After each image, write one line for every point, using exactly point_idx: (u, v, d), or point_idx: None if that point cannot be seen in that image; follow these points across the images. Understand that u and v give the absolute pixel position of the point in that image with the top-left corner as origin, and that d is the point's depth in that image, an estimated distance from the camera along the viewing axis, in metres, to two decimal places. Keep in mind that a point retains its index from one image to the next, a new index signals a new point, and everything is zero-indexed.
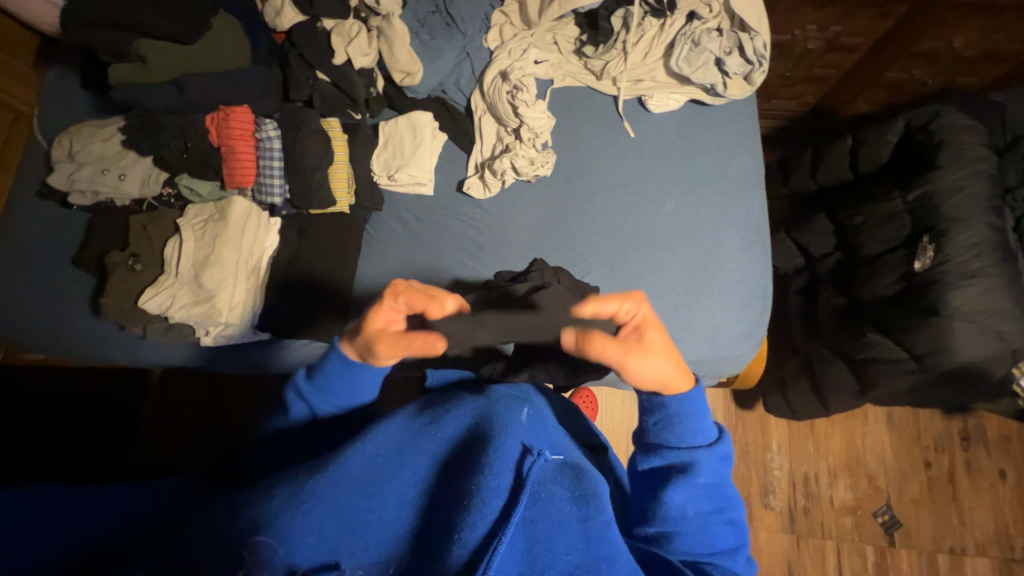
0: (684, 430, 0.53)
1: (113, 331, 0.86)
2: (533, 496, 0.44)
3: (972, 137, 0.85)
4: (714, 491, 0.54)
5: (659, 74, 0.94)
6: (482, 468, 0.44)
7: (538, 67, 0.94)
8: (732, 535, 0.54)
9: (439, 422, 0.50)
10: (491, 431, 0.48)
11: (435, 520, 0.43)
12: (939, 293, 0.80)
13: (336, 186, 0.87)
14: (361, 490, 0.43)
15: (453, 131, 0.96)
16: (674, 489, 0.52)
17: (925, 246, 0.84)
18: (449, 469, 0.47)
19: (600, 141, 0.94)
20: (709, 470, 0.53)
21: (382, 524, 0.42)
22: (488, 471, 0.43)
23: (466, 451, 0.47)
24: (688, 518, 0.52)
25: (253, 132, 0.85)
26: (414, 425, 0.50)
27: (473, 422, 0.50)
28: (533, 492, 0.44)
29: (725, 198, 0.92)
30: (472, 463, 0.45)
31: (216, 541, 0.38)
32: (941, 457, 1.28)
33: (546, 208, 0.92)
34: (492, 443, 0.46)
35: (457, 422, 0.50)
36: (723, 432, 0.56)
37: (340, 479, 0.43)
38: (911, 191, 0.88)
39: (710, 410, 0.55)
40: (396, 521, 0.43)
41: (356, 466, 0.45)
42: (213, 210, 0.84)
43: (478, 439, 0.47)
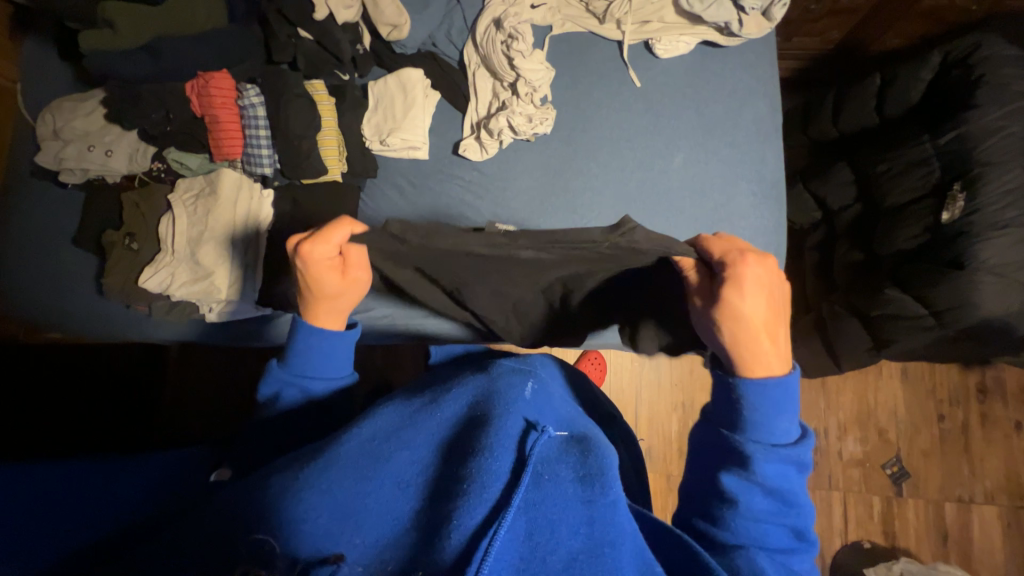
0: (752, 422, 0.47)
1: (120, 311, 0.87)
2: (536, 474, 0.44)
3: (1017, 70, 0.77)
4: (778, 492, 0.46)
5: (668, 14, 0.85)
6: (481, 449, 0.44)
7: (535, 11, 0.87)
8: (791, 540, 0.46)
9: (440, 401, 0.52)
10: (491, 411, 0.49)
11: (433, 501, 0.43)
12: (967, 245, 0.75)
13: (326, 153, 0.84)
14: (356, 475, 0.44)
15: (446, 88, 0.90)
16: (726, 477, 0.46)
17: (955, 195, 0.78)
18: (448, 447, 0.47)
19: (602, 93, 0.88)
20: (771, 468, 0.46)
21: (379, 504, 0.43)
22: (487, 451, 0.44)
23: (466, 427, 0.48)
24: (737, 513, 0.45)
25: (235, 98, 0.80)
26: (415, 406, 0.52)
27: (472, 402, 0.51)
28: (536, 473, 0.45)
29: (739, 150, 0.85)
30: (471, 441, 0.46)
31: (224, 530, 0.40)
32: (955, 410, 1.27)
33: (545, 169, 0.87)
34: (491, 423, 0.47)
35: (456, 402, 0.52)
36: (800, 435, 0.48)
37: (338, 464, 0.44)
38: (942, 134, 0.81)
39: (792, 409, 0.47)
40: (392, 502, 0.43)
41: (357, 447, 0.46)
42: (203, 184, 0.82)
43: (477, 417, 0.49)
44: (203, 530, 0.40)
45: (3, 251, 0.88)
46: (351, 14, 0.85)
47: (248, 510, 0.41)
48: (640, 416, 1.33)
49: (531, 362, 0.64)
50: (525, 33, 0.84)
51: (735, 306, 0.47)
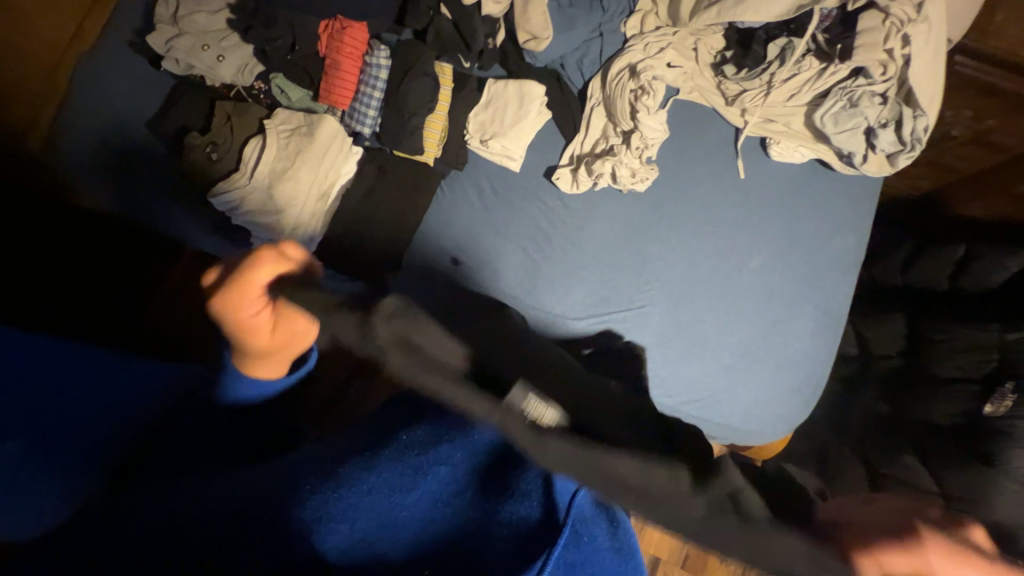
0: None
1: (165, 210, 0.84)
2: (576, 529, 0.44)
3: None
4: None
5: (796, 121, 0.86)
6: (518, 491, 0.47)
7: (669, 70, 0.88)
8: None
9: (477, 424, 0.51)
10: (525, 453, 0.50)
11: (473, 530, 0.44)
12: (1001, 446, 0.76)
13: (427, 135, 0.84)
14: (395, 485, 0.45)
15: (559, 111, 0.90)
16: None
17: (1006, 393, 0.79)
18: (480, 472, 0.49)
19: (705, 171, 0.88)
20: None
21: (413, 516, 0.44)
22: (523, 495, 0.46)
23: (502, 462, 0.49)
24: None
25: (363, 53, 0.81)
26: (449, 421, 0.52)
27: (507, 435, 0.52)
28: (577, 529, 0.45)
29: (815, 274, 0.86)
30: (509, 478, 0.48)
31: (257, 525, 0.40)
32: None
33: (626, 224, 0.87)
34: (527, 467, 0.48)
35: (492, 430, 0.52)
36: None
37: (378, 469, 0.46)
38: (1014, 331, 0.82)
39: None
40: (429, 518, 0.44)
41: (399, 457, 0.47)
42: (301, 122, 0.81)
43: (513, 454, 0.50)
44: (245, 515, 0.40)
45: (71, 110, 0.85)
46: (498, 9, 0.87)
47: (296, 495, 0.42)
48: None
49: None
50: (656, 90, 0.85)
51: None
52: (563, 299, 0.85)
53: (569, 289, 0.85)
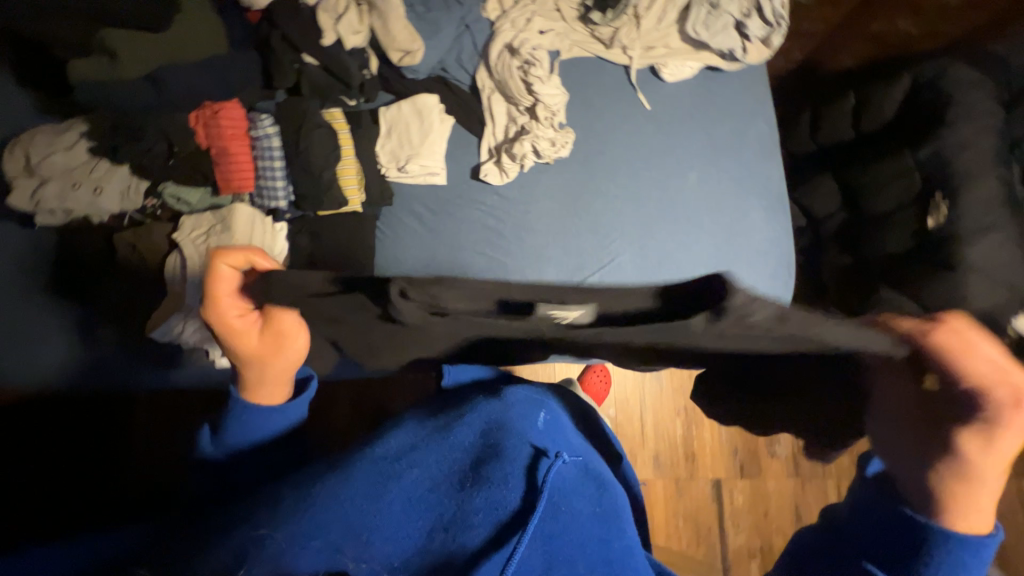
0: None
1: (95, 367, 0.75)
2: (553, 504, 0.53)
3: (982, 94, 0.83)
4: None
5: (673, 41, 0.90)
6: (498, 476, 0.54)
7: (544, 37, 0.92)
8: None
9: (453, 428, 0.60)
10: (504, 442, 0.57)
11: (454, 519, 0.50)
12: (954, 248, 0.81)
13: (346, 185, 0.80)
14: (368, 493, 0.50)
15: (459, 112, 0.89)
16: None
17: (938, 203, 0.84)
18: (458, 467, 0.56)
19: (615, 115, 0.91)
20: None
21: (385, 521, 0.48)
22: (500, 481, 0.53)
23: (481, 455, 0.57)
24: None
25: (247, 129, 0.76)
26: (428, 429, 0.60)
27: (483, 433, 0.59)
28: (556, 506, 0.53)
29: (746, 168, 0.90)
30: (487, 468, 0.55)
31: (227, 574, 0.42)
32: None
33: (565, 192, 0.88)
34: (505, 455, 0.56)
35: (469, 430, 0.60)
36: None
37: (349, 480, 0.51)
38: (922, 148, 0.87)
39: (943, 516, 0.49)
40: (404, 518, 0.50)
41: (370, 472, 0.53)
42: (213, 220, 0.76)
43: (492, 447, 0.57)
44: (217, 569, 0.42)
45: None
46: (360, 38, 0.85)
47: (245, 540, 0.44)
48: (647, 424, 1.36)
49: (544, 393, 0.72)
50: (541, 59, 0.87)
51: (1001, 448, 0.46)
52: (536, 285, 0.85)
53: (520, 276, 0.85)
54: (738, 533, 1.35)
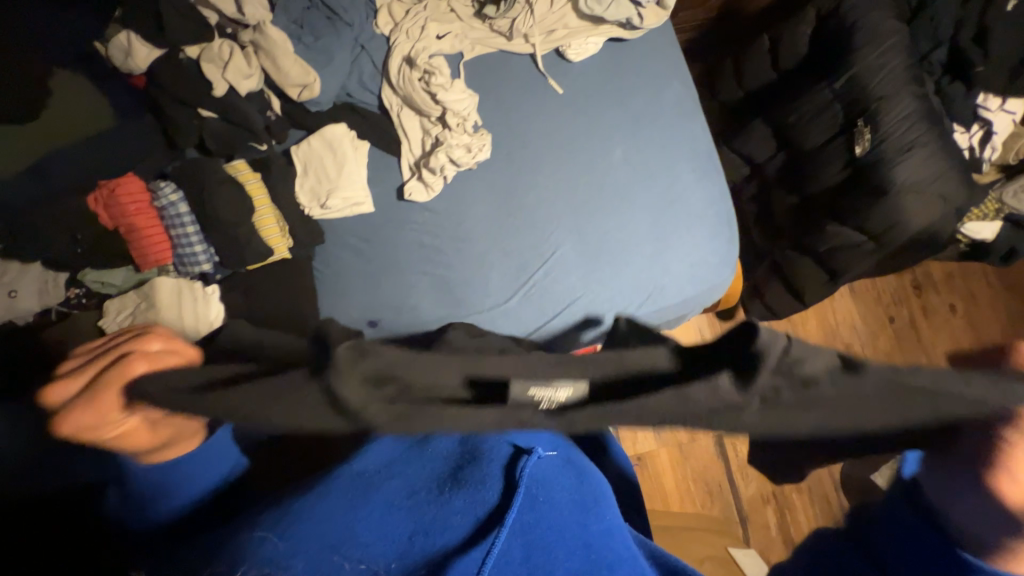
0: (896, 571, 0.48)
1: None
2: (529, 497, 0.53)
3: (883, 13, 0.83)
4: None
5: (571, 20, 0.89)
6: (477, 479, 0.54)
7: (442, 42, 0.90)
8: None
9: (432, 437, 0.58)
10: (483, 446, 0.57)
11: (434, 523, 0.50)
12: (884, 172, 0.80)
13: (268, 233, 0.79)
14: (346, 505, 0.49)
15: (372, 135, 0.87)
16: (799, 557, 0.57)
17: (862, 131, 0.83)
18: (440, 471, 0.55)
19: (530, 106, 0.90)
20: None
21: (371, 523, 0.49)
22: (478, 483, 0.53)
23: (460, 460, 0.56)
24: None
25: (149, 201, 0.74)
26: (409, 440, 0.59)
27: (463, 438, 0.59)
28: (534, 498, 0.53)
29: (668, 133, 0.89)
30: (466, 472, 0.55)
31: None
32: (901, 310, 1.50)
33: (494, 194, 0.87)
34: (484, 458, 0.56)
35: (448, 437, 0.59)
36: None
37: (328, 495, 0.50)
38: (838, 78, 0.86)
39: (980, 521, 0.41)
40: (383, 525, 0.49)
41: (350, 484, 0.52)
42: (138, 298, 0.74)
43: (472, 451, 0.57)
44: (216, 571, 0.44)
45: None
46: (255, 82, 0.83)
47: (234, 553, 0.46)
48: None
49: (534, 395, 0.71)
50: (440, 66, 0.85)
51: None
52: (484, 292, 0.84)
53: (466, 286, 0.84)
54: (749, 484, 1.38)
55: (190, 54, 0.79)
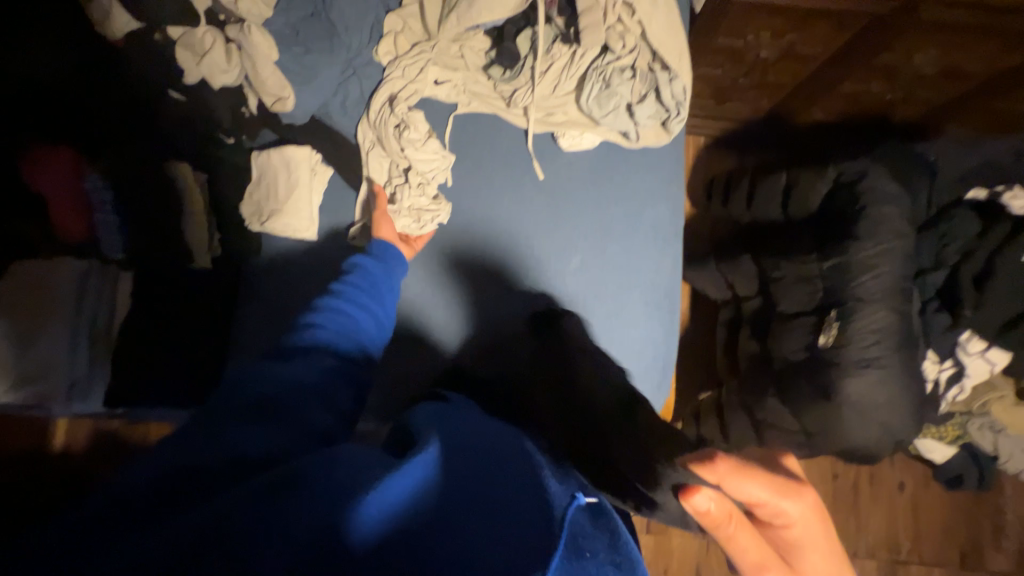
0: None
1: None
2: (573, 537, 0.39)
3: (896, 209, 0.76)
4: None
5: (572, 110, 0.82)
6: (513, 471, 0.45)
7: (438, 88, 0.84)
8: None
9: (462, 419, 0.54)
10: (516, 452, 0.49)
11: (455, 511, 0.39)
12: (832, 378, 0.75)
13: (196, 234, 0.77)
14: (361, 469, 0.42)
15: (336, 162, 0.83)
16: None
17: (830, 322, 0.77)
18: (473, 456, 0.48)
19: (504, 183, 0.85)
20: None
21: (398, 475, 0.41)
22: (517, 482, 0.44)
23: (500, 457, 0.48)
24: None
25: (79, 182, 0.72)
26: (443, 418, 0.54)
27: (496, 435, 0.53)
28: (577, 541, 0.39)
29: (634, 256, 0.84)
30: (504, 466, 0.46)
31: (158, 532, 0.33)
32: (849, 470, 1.44)
33: (440, 263, 0.83)
34: (518, 462, 0.47)
35: (475, 424, 0.54)
36: None
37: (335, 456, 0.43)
38: (828, 258, 0.79)
39: None
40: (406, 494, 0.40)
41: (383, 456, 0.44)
42: (38, 273, 0.73)
43: (509, 452, 0.50)
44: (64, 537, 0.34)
45: None
46: (231, 78, 0.78)
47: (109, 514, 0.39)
48: None
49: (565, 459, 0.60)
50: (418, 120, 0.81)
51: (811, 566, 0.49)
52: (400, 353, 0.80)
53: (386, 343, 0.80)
54: None
55: (171, 33, 0.75)
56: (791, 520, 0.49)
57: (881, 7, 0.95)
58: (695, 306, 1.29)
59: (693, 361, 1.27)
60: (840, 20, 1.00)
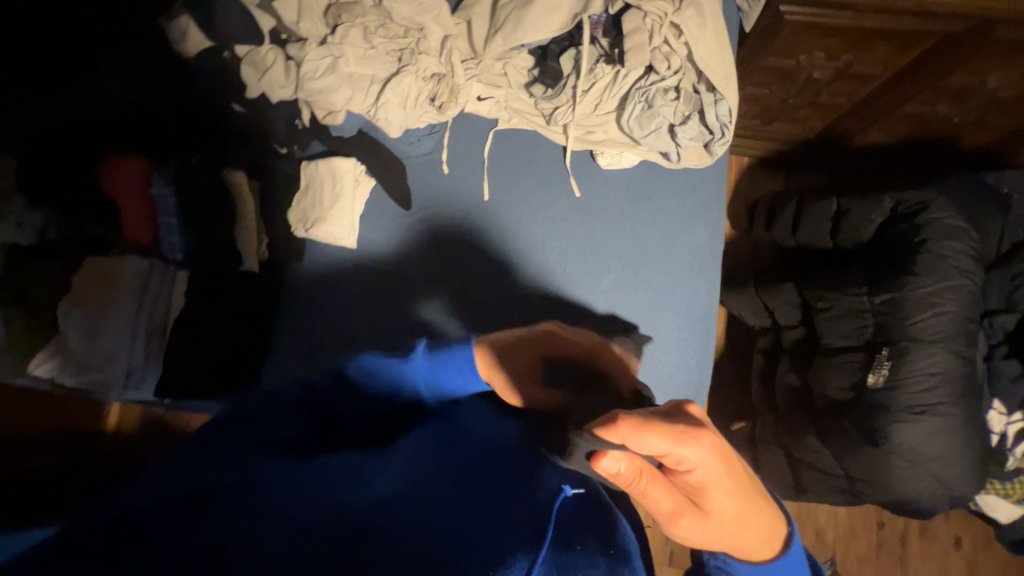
0: None
1: None
2: (565, 535, 0.46)
3: (960, 243, 0.70)
4: None
5: (612, 129, 0.82)
6: (514, 485, 0.56)
7: (481, 104, 0.87)
8: None
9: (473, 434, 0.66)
10: (516, 461, 0.61)
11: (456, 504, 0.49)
12: (881, 423, 0.70)
13: (246, 239, 0.82)
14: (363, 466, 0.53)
15: (379, 175, 0.86)
16: None
17: (881, 362, 0.72)
18: (482, 466, 0.58)
19: (539, 200, 0.85)
20: None
21: (393, 483, 0.50)
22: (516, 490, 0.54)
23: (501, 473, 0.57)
24: None
25: (144, 187, 0.79)
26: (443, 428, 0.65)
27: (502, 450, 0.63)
28: (567, 538, 0.46)
29: (669, 279, 0.82)
30: (506, 478, 0.56)
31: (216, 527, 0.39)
32: (896, 519, 1.34)
33: (469, 277, 0.84)
34: (519, 476, 0.58)
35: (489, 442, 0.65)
36: None
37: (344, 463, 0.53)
38: (880, 292, 0.74)
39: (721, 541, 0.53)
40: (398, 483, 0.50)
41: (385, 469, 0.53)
42: (106, 270, 0.78)
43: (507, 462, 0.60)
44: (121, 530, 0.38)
45: None
46: (287, 93, 0.82)
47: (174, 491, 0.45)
48: None
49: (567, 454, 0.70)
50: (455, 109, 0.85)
51: (712, 500, 0.50)
52: None
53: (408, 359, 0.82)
54: None
55: (238, 51, 0.80)
56: (686, 467, 0.48)
57: (945, 27, 0.90)
58: (732, 332, 1.24)
59: (727, 389, 1.22)
60: (906, 40, 0.95)
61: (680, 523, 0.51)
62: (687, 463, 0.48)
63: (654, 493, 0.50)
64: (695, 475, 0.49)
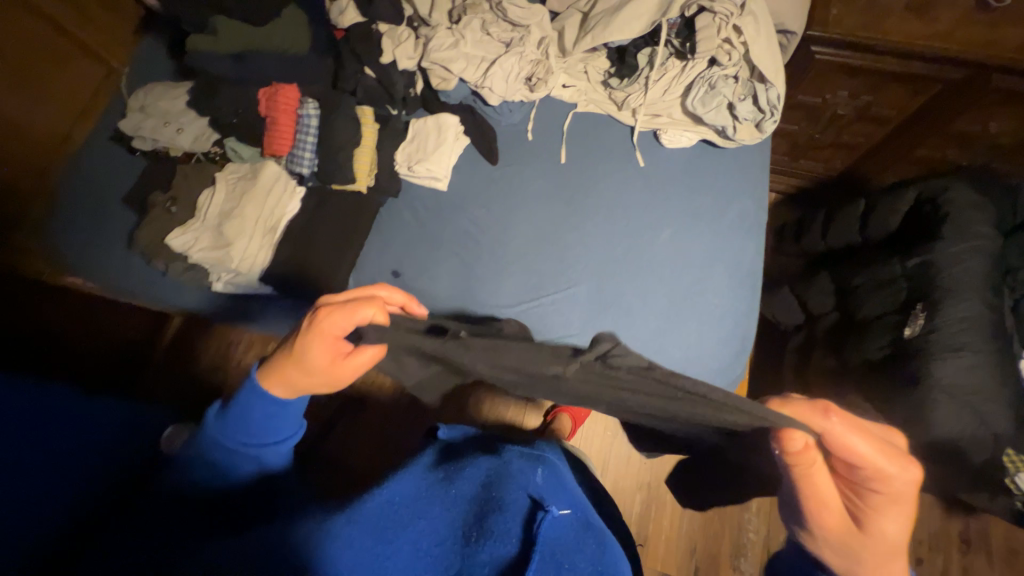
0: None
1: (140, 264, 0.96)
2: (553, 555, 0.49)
3: (979, 215, 0.82)
4: None
5: (676, 112, 1.00)
6: (499, 508, 0.53)
7: (564, 90, 1.05)
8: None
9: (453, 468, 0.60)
10: (500, 484, 0.56)
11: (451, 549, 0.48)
12: (925, 362, 0.76)
13: (359, 165, 0.97)
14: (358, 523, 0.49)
15: (475, 135, 1.03)
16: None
17: (917, 313, 0.80)
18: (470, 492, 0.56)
19: (609, 165, 1.00)
20: None
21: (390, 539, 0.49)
22: (501, 511, 0.52)
23: (484, 500, 0.54)
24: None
25: (296, 107, 0.96)
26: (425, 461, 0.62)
27: (485, 474, 0.58)
28: (558, 558, 0.49)
29: (720, 237, 0.94)
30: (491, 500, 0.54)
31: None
32: (935, 556, 1.28)
33: (543, 221, 0.97)
34: (501, 493, 0.54)
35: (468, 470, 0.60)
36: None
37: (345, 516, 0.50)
38: (912, 258, 0.84)
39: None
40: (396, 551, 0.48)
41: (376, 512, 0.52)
42: (248, 170, 0.95)
43: (491, 481, 0.57)
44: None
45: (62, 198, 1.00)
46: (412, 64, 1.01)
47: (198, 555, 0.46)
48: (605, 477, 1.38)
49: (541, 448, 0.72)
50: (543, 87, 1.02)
51: (884, 523, 0.48)
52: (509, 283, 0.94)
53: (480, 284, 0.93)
54: None
55: (379, 27, 1.01)
56: (884, 476, 0.47)
57: (950, 73, 1.09)
58: (763, 335, 1.32)
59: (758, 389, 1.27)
60: (916, 84, 1.14)
61: (827, 526, 0.50)
62: (885, 475, 0.47)
63: (822, 483, 0.50)
64: (882, 490, 0.48)
